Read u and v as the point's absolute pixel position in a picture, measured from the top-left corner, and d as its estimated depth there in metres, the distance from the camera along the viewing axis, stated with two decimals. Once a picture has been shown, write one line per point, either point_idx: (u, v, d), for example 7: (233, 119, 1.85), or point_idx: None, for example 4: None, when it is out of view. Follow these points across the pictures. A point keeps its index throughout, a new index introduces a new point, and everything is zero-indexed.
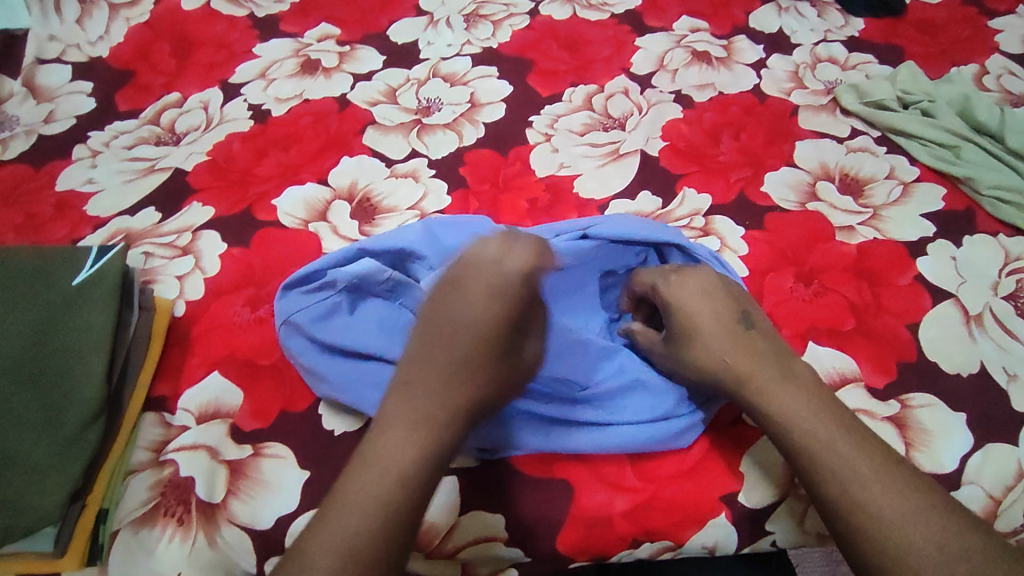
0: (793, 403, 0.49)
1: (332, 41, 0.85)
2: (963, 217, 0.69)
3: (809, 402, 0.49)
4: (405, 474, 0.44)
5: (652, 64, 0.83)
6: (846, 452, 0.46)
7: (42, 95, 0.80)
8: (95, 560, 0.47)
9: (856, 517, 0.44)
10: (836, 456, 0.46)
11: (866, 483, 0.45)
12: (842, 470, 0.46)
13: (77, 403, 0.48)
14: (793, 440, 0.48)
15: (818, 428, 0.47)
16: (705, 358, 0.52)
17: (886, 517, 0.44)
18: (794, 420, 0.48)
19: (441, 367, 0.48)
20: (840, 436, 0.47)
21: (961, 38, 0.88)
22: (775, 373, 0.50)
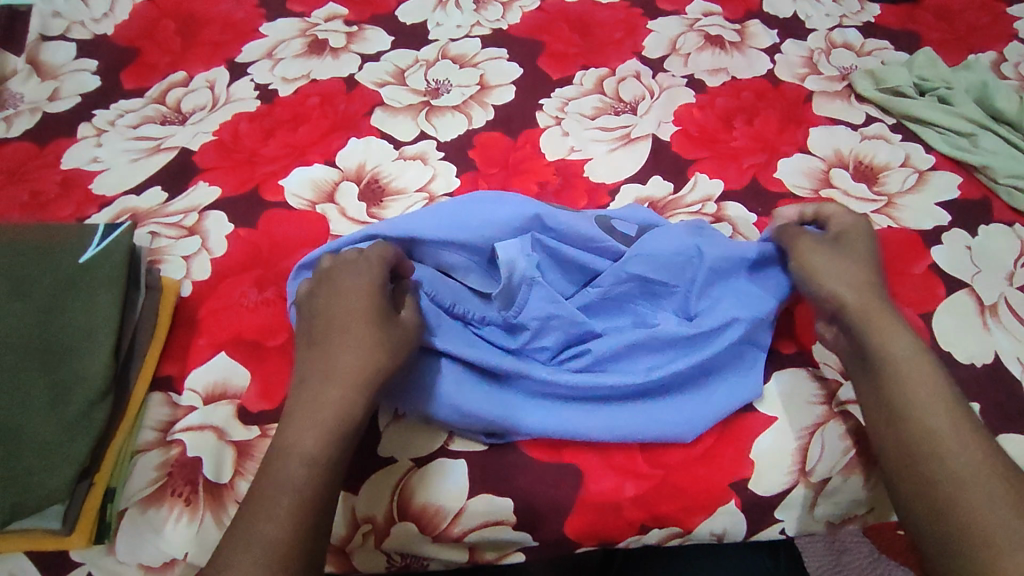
0: (905, 345, 0.50)
1: (339, 21, 0.84)
2: (980, 205, 0.68)
3: (915, 363, 0.49)
4: (308, 464, 0.44)
5: (664, 47, 0.82)
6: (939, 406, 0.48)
7: (47, 73, 0.79)
8: (103, 539, 0.47)
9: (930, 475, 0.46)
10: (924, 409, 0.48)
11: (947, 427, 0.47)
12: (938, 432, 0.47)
13: (85, 381, 0.48)
14: (893, 379, 0.49)
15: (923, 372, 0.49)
16: (839, 286, 0.53)
17: (966, 471, 0.45)
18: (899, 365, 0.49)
19: (354, 361, 0.47)
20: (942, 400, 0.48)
21: (980, 25, 0.86)
22: (885, 315, 0.51)
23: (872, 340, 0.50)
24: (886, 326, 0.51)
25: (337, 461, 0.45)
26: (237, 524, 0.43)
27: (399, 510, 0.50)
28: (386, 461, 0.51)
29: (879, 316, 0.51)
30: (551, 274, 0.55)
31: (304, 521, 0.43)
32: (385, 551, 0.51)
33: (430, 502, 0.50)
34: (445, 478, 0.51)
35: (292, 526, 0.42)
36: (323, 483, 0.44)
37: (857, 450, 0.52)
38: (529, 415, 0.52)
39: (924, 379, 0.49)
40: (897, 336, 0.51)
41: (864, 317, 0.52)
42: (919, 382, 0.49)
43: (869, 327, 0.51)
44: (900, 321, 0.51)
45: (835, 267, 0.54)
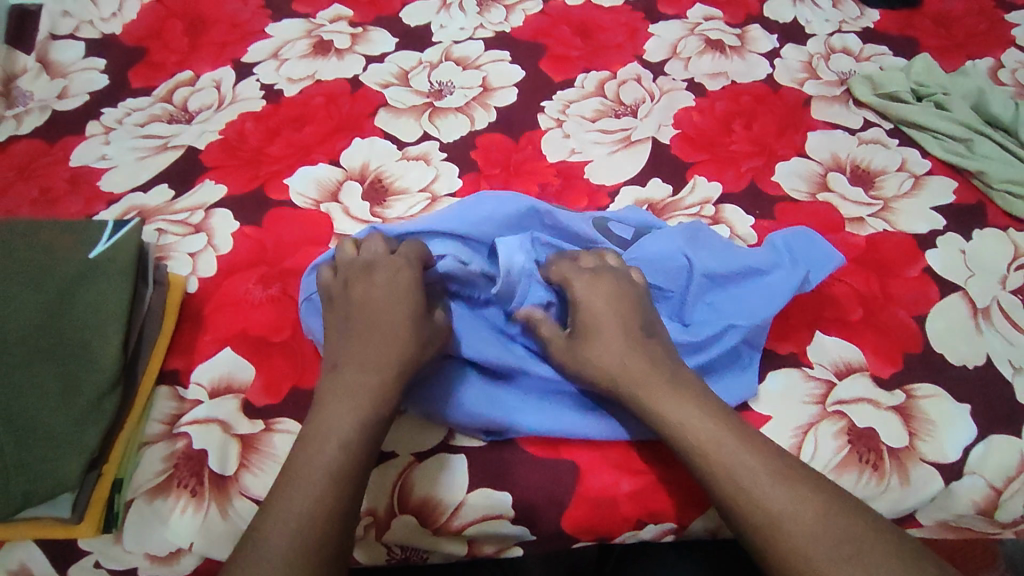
0: (686, 405, 0.48)
1: (344, 22, 0.85)
2: (974, 210, 0.69)
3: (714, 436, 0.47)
4: (344, 448, 0.46)
5: (665, 51, 0.83)
6: (750, 469, 0.46)
7: (56, 71, 0.80)
8: (111, 528, 0.48)
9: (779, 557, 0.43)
10: (736, 476, 0.45)
11: (765, 488, 0.45)
12: (771, 500, 0.44)
13: (96, 373, 0.49)
14: (699, 450, 0.47)
15: (702, 435, 0.47)
16: (602, 357, 0.51)
17: (796, 536, 0.43)
18: (682, 430, 0.48)
19: (383, 351, 0.50)
20: (762, 463, 0.46)
21: (977, 31, 0.87)
22: (664, 382, 0.49)
23: (650, 409, 0.49)
24: (667, 396, 0.49)
25: (369, 444, 0.47)
26: (259, 521, 0.43)
27: (400, 503, 0.51)
28: (389, 455, 0.52)
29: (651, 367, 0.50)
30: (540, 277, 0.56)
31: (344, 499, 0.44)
32: (386, 544, 0.51)
33: (431, 495, 0.51)
34: (446, 473, 0.52)
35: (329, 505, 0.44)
36: (354, 471, 0.45)
37: (848, 448, 0.55)
38: (530, 417, 0.52)
39: (711, 441, 0.47)
40: (674, 401, 0.49)
41: (638, 388, 0.50)
42: (719, 446, 0.47)
43: (643, 394, 0.49)
44: (662, 372, 0.50)
45: (612, 349, 0.51)
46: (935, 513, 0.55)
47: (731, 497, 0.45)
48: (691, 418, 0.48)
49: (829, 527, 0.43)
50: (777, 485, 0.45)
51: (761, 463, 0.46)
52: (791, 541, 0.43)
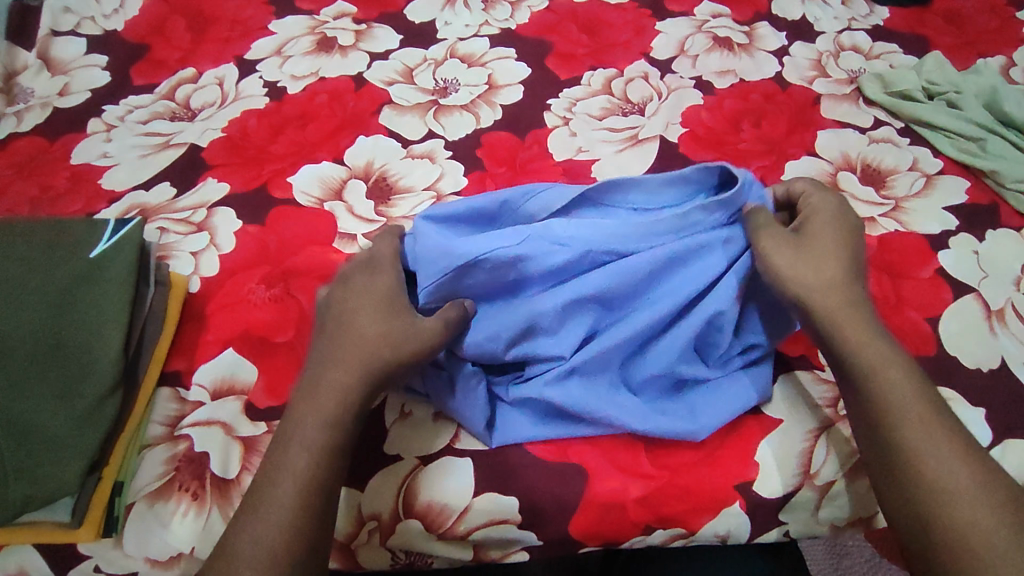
0: (880, 350, 0.49)
1: (348, 19, 0.84)
2: (987, 210, 0.68)
3: (919, 400, 0.47)
4: (316, 457, 0.45)
5: (672, 48, 0.82)
6: (920, 424, 0.46)
7: (58, 68, 0.80)
8: (111, 532, 0.48)
9: (940, 508, 0.44)
10: (911, 428, 0.46)
11: (938, 447, 0.45)
12: (938, 461, 0.45)
13: (95, 375, 0.48)
14: (883, 399, 0.47)
15: (904, 388, 0.47)
16: (795, 270, 0.51)
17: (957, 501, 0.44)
18: (879, 374, 0.48)
19: (361, 356, 0.49)
20: (931, 422, 0.46)
21: (988, 29, 0.86)
22: (877, 337, 0.50)
23: (860, 359, 0.49)
24: (865, 339, 0.49)
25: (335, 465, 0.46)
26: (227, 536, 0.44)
27: (404, 507, 0.50)
28: (392, 458, 0.52)
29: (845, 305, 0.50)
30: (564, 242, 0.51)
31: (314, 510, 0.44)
32: (390, 549, 0.51)
33: (435, 499, 0.50)
34: (450, 476, 0.51)
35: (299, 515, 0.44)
36: (321, 484, 0.45)
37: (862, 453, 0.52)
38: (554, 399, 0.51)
39: (901, 391, 0.47)
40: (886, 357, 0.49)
41: (845, 325, 0.50)
42: (903, 397, 0.47)
43: (849, 337, 0.49)
44: (870, 320, 0.50)
45: (800, 264, 0.51)
46: None
47: (907, 447, 0.46)
48: (876, 360, 0.48)
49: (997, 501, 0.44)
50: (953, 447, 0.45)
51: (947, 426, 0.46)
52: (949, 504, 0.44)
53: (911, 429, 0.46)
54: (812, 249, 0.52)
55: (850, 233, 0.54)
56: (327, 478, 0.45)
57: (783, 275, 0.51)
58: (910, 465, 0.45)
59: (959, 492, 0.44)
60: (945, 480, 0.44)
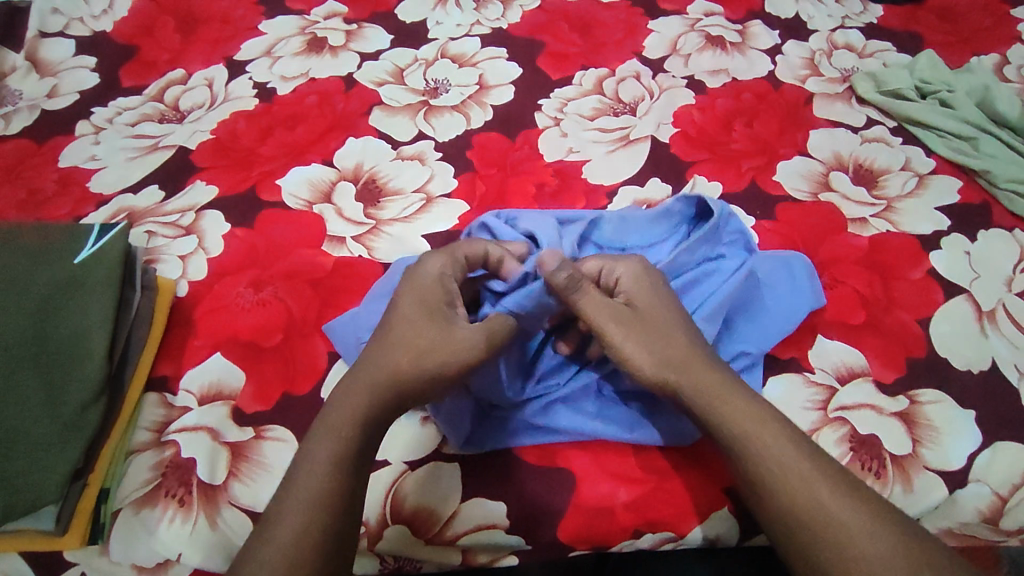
0: (732, 400, 0.48)
1: (338, 19, 0.84)
2: (979, 210, 0.68)
3: (769, 430, 0.46)
4: (336, 464, 0.44)
5: (665, 48, 0.81)
6: (784, 467, 0.45)
7: (46, 69, 0.79)
8: (97, 539, 0.48)
9: (811, 541, 0.43)
10: (775, 476, 0.45)
11: (807, 489, 0.44)
12: (805, 490, 0.44)
13: (81, 382, 0.48)
14: (738, 452, 0.46)
15: (759, 435, 0.46)
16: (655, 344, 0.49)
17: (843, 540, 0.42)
18: (728, 424, 0.47)
19: (386, 361, 0.48)
20: (784, 447, 0.46)
21: (982, 27, 0.85)
22: (724, 388, 0.48)
23: (712, 416, 0.47)
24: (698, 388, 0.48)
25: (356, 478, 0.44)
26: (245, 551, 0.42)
27: (392, 512, 0.50)
28: (381, 463, 0.52)
29: (684, 359, 0.49)
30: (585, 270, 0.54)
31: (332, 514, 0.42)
32: (377, 554, 0.50)
33: (424, 504, 0.50)
34: (439, 481, 0.51)
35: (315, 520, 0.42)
36: (341, 495, 0.43)
37: (852, 455, 0.54)
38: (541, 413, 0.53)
39: (752, 437, 0.46)
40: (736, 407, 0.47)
41: (696, 387, 0.48)
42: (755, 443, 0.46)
43: (707, 397, 0.48)
44: (722, 377, 0.49)
45: (648, 340, 0.50)
46: (941, 520, 0.53)
47: (771, 482, 0.45)
48: (716, 406, 0.47)
49: (884, 530, 0.42)
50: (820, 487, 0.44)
51: (808, 464, 0.45)
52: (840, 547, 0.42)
53: (770, 462, 0.45)
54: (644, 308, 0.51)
55: (659, 277, 0.53)
56: (344, 483, 0.44)
57: (642, 350, 0.49)
58: (773, 504, 0.44)
59: (835, 515, 0.43)
60: (813, 507, 0.43)
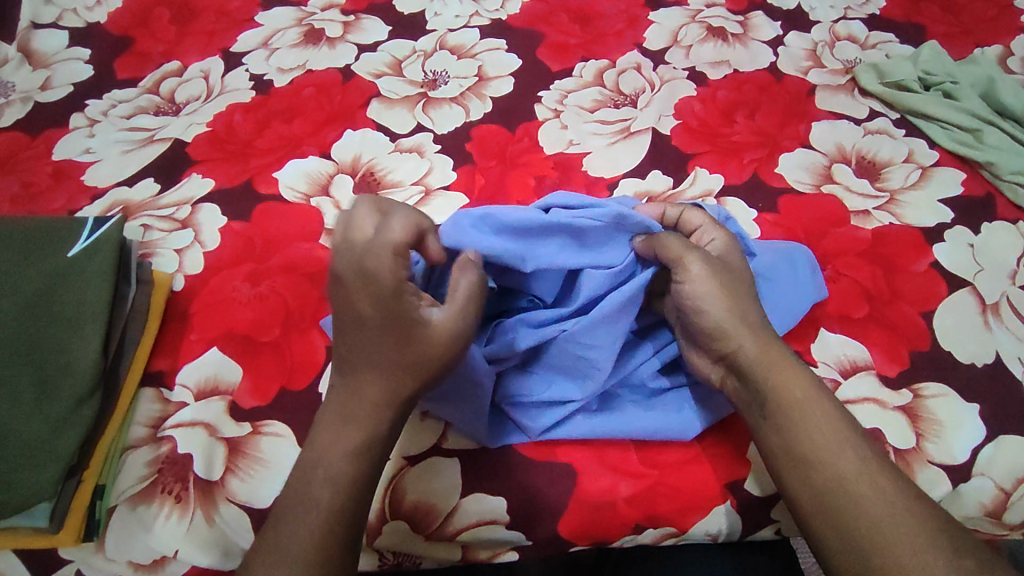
0: (792, 370, 0.47)
1: (335, 10, 0.82)
2: (983, 202, 0.67)
3: (819, 405, 0.46)
4: (347, 473, 0.44)
5: (666, 39, 0.80)
6: (835, 440, 0.45)
7: (39, 61, 0.78)
8: (92, 536, 0.47)
9: (851, 514, 0.42)
10: (826, 447, 0.44)
11: (853, 466, 0.44)
12: (852, 464, 0.44)
13: (74, 378, 0.48)
14: (792, 419, 0.46)
15: (814, 407, 0.46)
16: (721, 307, 0.48)
17: (885, 519, 0.42)
18: (785, 392, 0.46)
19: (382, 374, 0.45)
20: (836, 422, 0.46)
21: (986, 17, 0.84)
22: (787, 358, 0.48)
23: (770, 382, 0.47)
24: (761, 347, 0.48)
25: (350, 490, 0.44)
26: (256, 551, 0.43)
27: (391, 509, 0.50)
28: None
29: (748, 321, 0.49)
30: (602, 251, 0.52)
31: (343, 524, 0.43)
32: (377, 550, 0.50)
33: (423, 499, 0.50)
34: (438, 476, 0.50)
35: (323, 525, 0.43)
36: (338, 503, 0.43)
37: None
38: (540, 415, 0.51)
39: (808, 406, 0.46)
40: (793, 376, 0.47)
41: (757, 355, 0.47)
42: (806, 412, 0.46)
43: (767, 365, 0.47)
44: (786, 348, 0.48)
45: (722, 297, 0.48)
46: None
47: (813, 458, 0.44)
48: (773, 370, 0.47)
49: (927, 518, 0.42)
50: (867, 467, 0.44)
51: (858, 442, 0.45)
52: (881, 525, 0.42)
53: (816, 438, 0.45)
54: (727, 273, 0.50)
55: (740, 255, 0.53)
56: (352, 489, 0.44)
57: (712, 312, 0.48)
58: (818, 474, 0.44)
59: (874, 495, 0.43)
60: (860, 482, 0.43)
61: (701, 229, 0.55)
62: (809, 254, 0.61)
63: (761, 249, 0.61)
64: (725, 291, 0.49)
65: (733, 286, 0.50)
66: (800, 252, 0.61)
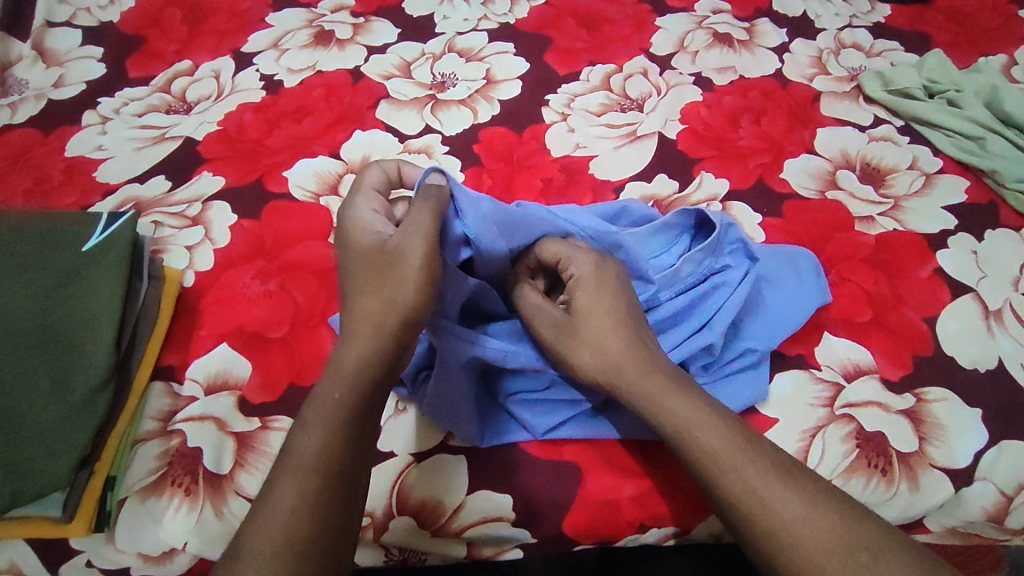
0: (666, 382, 0.48)
1: (345, 12, 0.83)
2: (986, 210, 0.68)
3: (696, 407, 0.47)
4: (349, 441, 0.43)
5: (672, 44, 0.81)
6: (719, 446, 0.45)
7: (53, 59, 0.79)
8: (102, 527, 0.48)
9: (746, 512, 0.43)
10: (711, 455, 0.45)
11: (739, 466, 0.44)
12: (736, 468, 0.44)
13: (89, 369, 0.48)
14: (680, 435, 0.46)
15: (694, 417, 0.46)
16: (587, 353, 0.50)
17: (781, 517, 0.42)
18: (663, 406, 0.47)
19: (363, 346, 0.46)
20: (721, 428, 0.45)
21: (990, 27, 0.85)
22: (663, 379, 0.48)
23: (644, 404, 0.47)
24: (605, 348, 0.49)
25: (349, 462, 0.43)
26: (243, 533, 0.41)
27: (398, 504, 0.50)
28: (387, 455, 0.52)
29: (598, 318, 0.51)
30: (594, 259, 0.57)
31: (318, 514, 0.41)
32: (383, 546, 0.50)
33: (430, 495, 0.50)
34: (446, 472, 0.51)
35: (304, 511, 0.41)
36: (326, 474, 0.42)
37: (857, 452, 0.54)
38: (545, 417, 0.52)
39: (688, 414, 0.46)
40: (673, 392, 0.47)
41: (632, 381, 0.48)
42: (686, 421, 0.46)
43: (643, 385, 0.48)
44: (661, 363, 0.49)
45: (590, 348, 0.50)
46: (946, 519, 0.53)
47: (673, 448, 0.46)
48: (619, 365, 0.49)
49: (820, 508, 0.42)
50: (751, 464, 0.44)
51: (742, 445, 0.45)
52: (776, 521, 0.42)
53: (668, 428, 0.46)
54: (587, 313, 0.51)
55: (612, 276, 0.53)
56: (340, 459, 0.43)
57: (575, 360, 0.50)
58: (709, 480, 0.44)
59: (728, 482, 0.44)
60: (746, 483, 0.43)
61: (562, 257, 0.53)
62: (814, 259, 0.62)
63: (764, 254, 0.62)
64: (579, 335, 0.50)
65: (595, 328, 0.50)
66: (805, 258, 0.62)
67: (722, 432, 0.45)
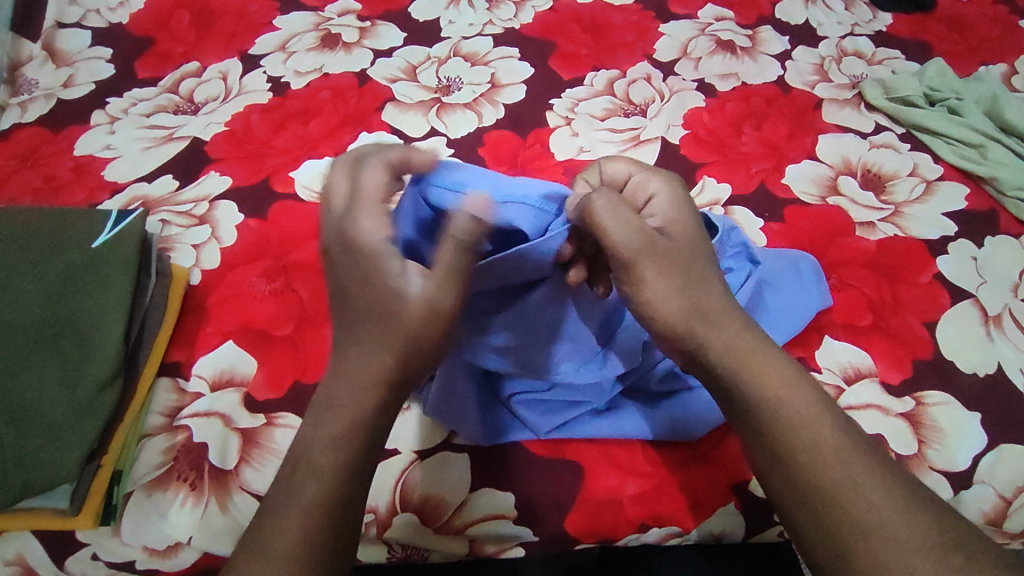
0: (769, 363, 0.44)
1: (352, 16, 0.84)
2: (986, 217, 0.68)
3: (790, 389, 0.44)
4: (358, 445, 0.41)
5: (675, 51, 0.82)
6: (809, 434, 0.42)
7: (63, 59, 0.80)
8: (108, 521, 0.48)
9: (832, 507, 0.40)
10: (802, 442, 0.42)
11: (830, 459, 0.42)
12: (827, 460, 0.41)
13: (98, 364, 0.49)
14: (769, 417, 0.43)
15: (789, 402, 0.43)
16: (667, 296, 0.44)
17: (868, 515, 0.40)
18: (757, 385, 0.44)
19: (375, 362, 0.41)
20: (817, 417, 0.43)
21: (990, 37, 0.86)
22: (756, 351, 0.45)
23: (738, 378, 0.44)
24: (693, 290, 0.45)
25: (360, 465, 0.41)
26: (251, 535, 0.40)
27: (401, 501, 0.51)
28: (391, 453, 0.52)
29: (688, 258, 0.46)
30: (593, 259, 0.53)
31: (330, 520, 0.40)
32: (386, 543, 0.51)
33: (433, 492, 0.51)
34: (450, 469, 0.52)
35: (317, 520, 0.39)
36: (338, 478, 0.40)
37: None
38: (547, 416, 0.53)
39: (783, 398, 0.43)
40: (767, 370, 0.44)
41: (723, 346, 0.44)
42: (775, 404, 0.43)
43: (734, 358, 0.44)
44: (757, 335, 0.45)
45: (672, 287, 0.44)
46: None
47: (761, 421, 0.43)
48: (705, 308, 0.45)
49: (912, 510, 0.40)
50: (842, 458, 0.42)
51: (837, 437, 0.42)
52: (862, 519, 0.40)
53: (764, 399, 0.43)
54: (674, 252, 0.45)
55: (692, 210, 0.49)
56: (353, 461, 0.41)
57: (660, 305, 0.45)
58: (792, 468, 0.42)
59: (817, 471, 0.41)
60: (836, 476, 0.41)
61: (635, 180, 0.50)
62: (816, 264, 0.63)
63: (766, 257, 0.63)
64: (665, 273, 0.45)
65: (679, 268, 0.45)
66: (805, 262, 0.63)
67: (821, 417, 0.43)
